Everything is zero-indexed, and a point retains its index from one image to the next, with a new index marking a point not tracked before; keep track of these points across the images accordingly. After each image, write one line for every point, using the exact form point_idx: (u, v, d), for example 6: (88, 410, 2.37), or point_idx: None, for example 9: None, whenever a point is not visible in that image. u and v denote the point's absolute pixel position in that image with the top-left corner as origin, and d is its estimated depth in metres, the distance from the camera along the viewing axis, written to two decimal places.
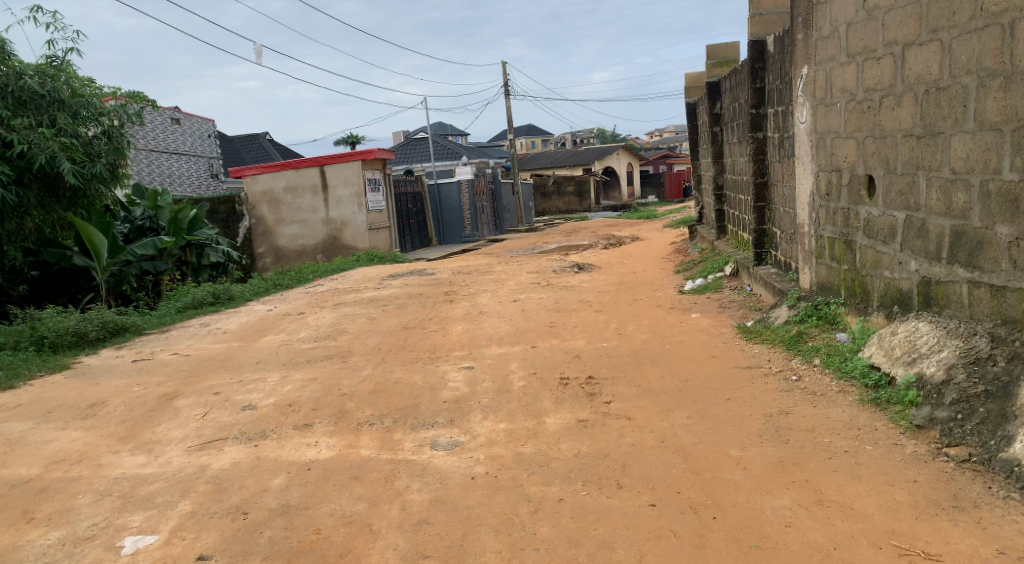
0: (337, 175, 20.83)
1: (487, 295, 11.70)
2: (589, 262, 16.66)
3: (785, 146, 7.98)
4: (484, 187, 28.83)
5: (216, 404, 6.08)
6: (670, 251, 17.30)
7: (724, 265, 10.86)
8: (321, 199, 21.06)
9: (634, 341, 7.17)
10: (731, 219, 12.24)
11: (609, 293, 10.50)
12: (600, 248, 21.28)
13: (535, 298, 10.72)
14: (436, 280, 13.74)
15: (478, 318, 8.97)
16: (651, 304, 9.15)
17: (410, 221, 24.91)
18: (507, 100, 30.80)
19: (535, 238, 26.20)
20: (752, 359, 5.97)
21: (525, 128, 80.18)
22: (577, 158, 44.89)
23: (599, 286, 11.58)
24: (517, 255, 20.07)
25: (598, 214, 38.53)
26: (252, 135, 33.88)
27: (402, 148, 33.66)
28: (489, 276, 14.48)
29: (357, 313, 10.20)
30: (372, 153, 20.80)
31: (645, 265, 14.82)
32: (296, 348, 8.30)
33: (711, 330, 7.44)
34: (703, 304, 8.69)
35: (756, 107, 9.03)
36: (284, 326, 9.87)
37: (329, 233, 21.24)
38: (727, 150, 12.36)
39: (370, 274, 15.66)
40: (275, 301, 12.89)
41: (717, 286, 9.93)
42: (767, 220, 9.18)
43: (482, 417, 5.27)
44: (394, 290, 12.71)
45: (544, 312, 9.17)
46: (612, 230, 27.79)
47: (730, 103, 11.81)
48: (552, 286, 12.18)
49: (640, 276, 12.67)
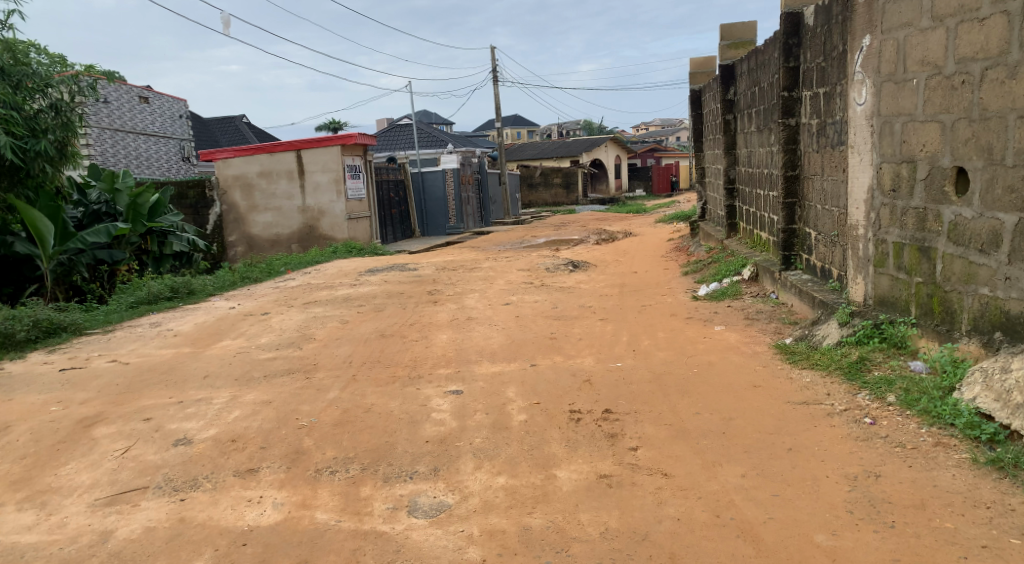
0: (315, 160, 19.60)
1: (475, 295, 10.54)
2: (583, 259, 15.58)
3: (828, 133, 6.89)
4: (470, 177, 27.70)
5: (143, 436, 4.85)
6: (669, 249, 16.24)
7: (741, 267, 9.75)
8: (298, 186, 19.81)
9: (653, 360, 6.04)
10: (745, 216, 11.18)
11: (614, 298, 9.37)
12: (592, 243, 20.23)
13: (532, 301, 9.58)
14: (420, 277, 12.56)
15: (468, 326, 7.83)
16: (664, 313, 8.03)
17: (391, 211, 23.71)
18: (496, 87, 29.63)
19: (523, 231, 25.10)
20: (806, 393, 4.85)
21: (511, 117, 78.88)
22: (565, 150, 43.82)
23: (600, 288, 10.47)
24: (504, 250, 18.96)
25: (586, 207, 37.50)
26: (229, 119, 32.48)
27: (386, 134, 32.37)
28: (476, 273, 13.33)
29: (330, 316, 9.02)
30: (353, 138, 19.59)
31: (644, 264, 13.75)
32: (255, 358, 7.11)
33: (741, 348, 6.33)
34: (724, 314, 7.59)
35: (788, 90, 7.94)
36: (245, 328, 8.65)
37: (306, 222, 20.01)
38: (742, 140, 11.27)
39: (347, 268, 14.45)
40: (240, 297, 11.66)
41: (736, 292, 8.83)
42: (798, 219, 8.09)
43: (474, 467, 4.11)
44: (374, 288, 11.54)
45: (542, 319, 8.03)
46: (602, 225, 26.75)
47: (749, 88, 10.71)
48: (547, 287, 11.05)
49: (642, 277, 11.57)
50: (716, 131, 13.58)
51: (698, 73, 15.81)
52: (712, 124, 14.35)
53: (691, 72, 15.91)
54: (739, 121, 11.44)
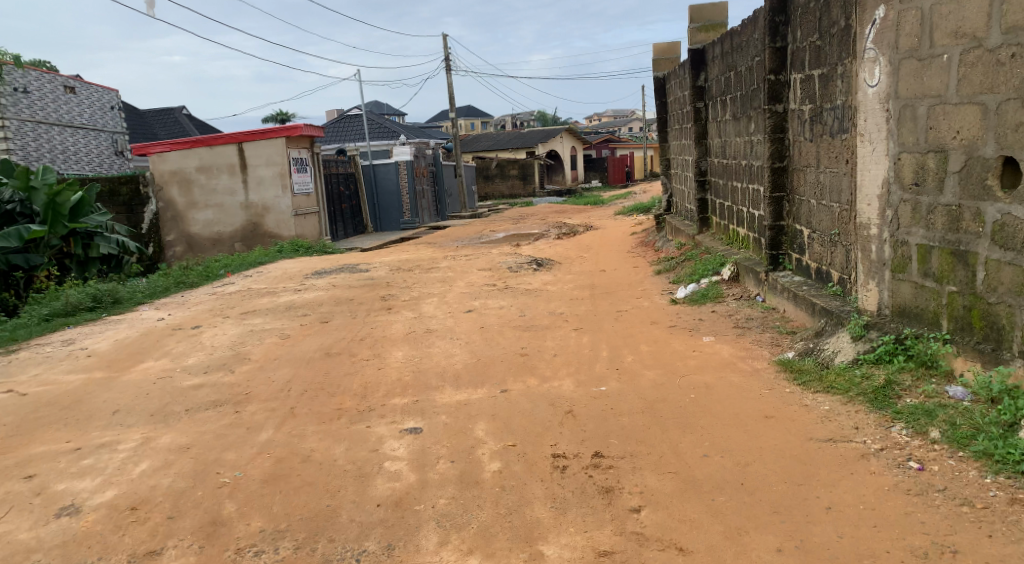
0: (258, 153, 18.46)
1: (433, 301, 9.66)
2: (545, 256, 14.77)
3: (826, 120, 6.15)
4: (423, 170, 26.68)
5: (19, 502, 3.93)
6: (635, 244, 15.53)
7: (720, 265, 9.04)
8: (240, 181, 18.65)
9: (641, 382, 5.26)
10: (720, 210, 10.48)
11: (585, 303, 8.57)
12: (552, 238, 19.42)
13: (496, 307, 8.74)
14: (371, 280, 11.63)
15: (426, 342, 6.97)
16: (642, 321, 7.26)
17: (342, 206, 22.61)
18: (448, 76, 28.62)
19: (480, 225, 24.21)
20: (828, 425, 4.09)
21: (464, 108, 77.78)
22: (521, 141, 42.95)
23: (568, 291, 9.68)
24: (462, 246, 18.08)
25: (543, 199, 36.73)
26: (168, 111, 30.95)
27: (334, 125, 31.13)
28: (433, 274, 12.44)
29: (270, 329, 8.08)
30: (298, 130, 18.41)
31: (611, 261, 13.03)
32: (179, 384, 6.16)
33: (737, 363, 5.58)
34: (710, 321, 6.84)
35: (774, 72, 7.19)
36: (171, 346, 7.66)
37: (249, 219, 18.87)
38: (715, 129, 10.57)
39: (291, 270, 13.44)
40: (171, 305, 10.60)
41: (717, 295, 8.08)
42: (787, 214, 7.36)
43: (437, 544, 3.34)
44: (322, 293, 10.58)
45: (509, 331, 7.20)
46: (562, 217, 25.96)
47: (724, 72, 10.01)
48: (511, 290, 10.22)
49: (611, 277, 10.82)
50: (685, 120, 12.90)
51: (661, 60, 15.09)
52: (679, 112, 13.68)
53: (654, 58, 15.18)
54: (711, 109, 10.73)
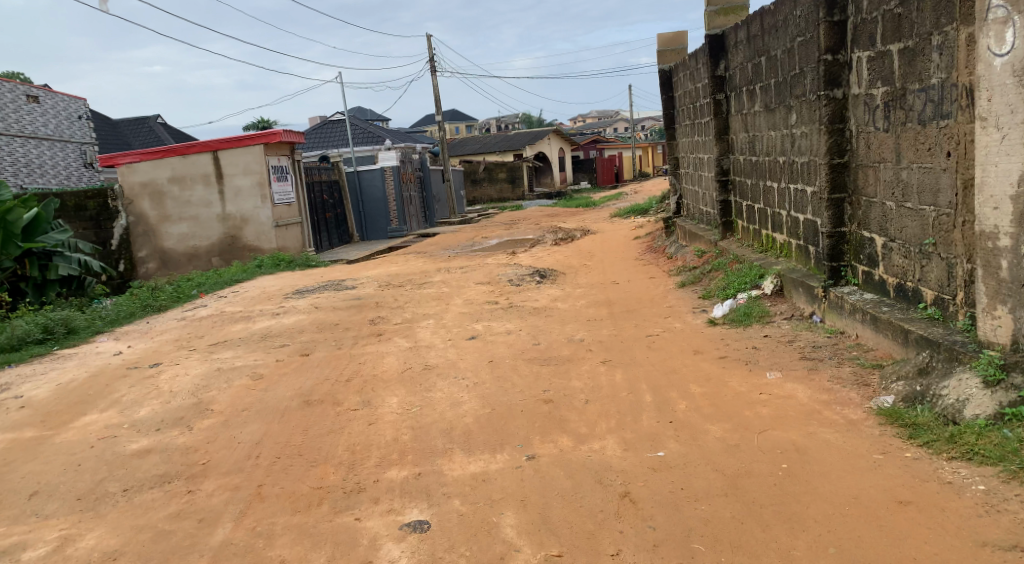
0: (234, 162, 17.27)
1: (429, 326, 8.50)
2: (547, 266, 13.60)
3: (912, 104, 5.05)
4: (410, 175, 25.53)
5: None
6: (642, 250, 14.43)
7: (760, 277, 7.93)
8: (216, 191, 17.42)
9: (707, 443, 4.11)
10: (750, 213, 9.39)
11: (608, 327, 7.41)
12: (550, 244, 18.34)
13: (504, 334, 7.57)
14: (358, 300, 10.44)
15: (426, 382, 5.79)
16: (683, 351, 6.11)
17: (325, 215, 21.42)
18: (434, 77, 27.51)
19: (472, 231, 23.07)
20: (998, 519, 3.04)
21: (449, 111, 76.65)
22: (508, 143, 41.83)
23: (583, 310, 8.54)
24: (455, 256, 16.93)
25: (533, 202, 35.66)
26: (142, 119, 29.63)
27: (316, 131, 29.88)
28: (427, 290, 11.26)
29: (242, 366, 6.89)
30: (278, 136, 17.23)
31: (621, 271, 11.92)
32: (122, 445, 4.95)
33: (820, 409, 4.47)
34: (768, 352, 5.69)
35: (832, 52, 6.10)
36: (121, 389, 6.44)
37: (226, 232, 17.63)
38: (741, 124, 9.49)
39: (270, 290, 12.24)
40: (133, 335, 9.37)
41: (764, 316, 7.00)
42: (849, 219, 6.24)
43: None
44: (303, 317, 9.38)
45: (526, 366, 6.04)
46: (557, 221, 24.86)
47: (751, 59, 8.95)
48: (517, 310, 9.06)
49: (627, 291, 9.69)
50: (702, 115, 11.83)
51: (665, 51, 14.04)
52: (692, 108, 12.59)
53: (658, 49, 14.13)
54: (735, 101, 9.67)
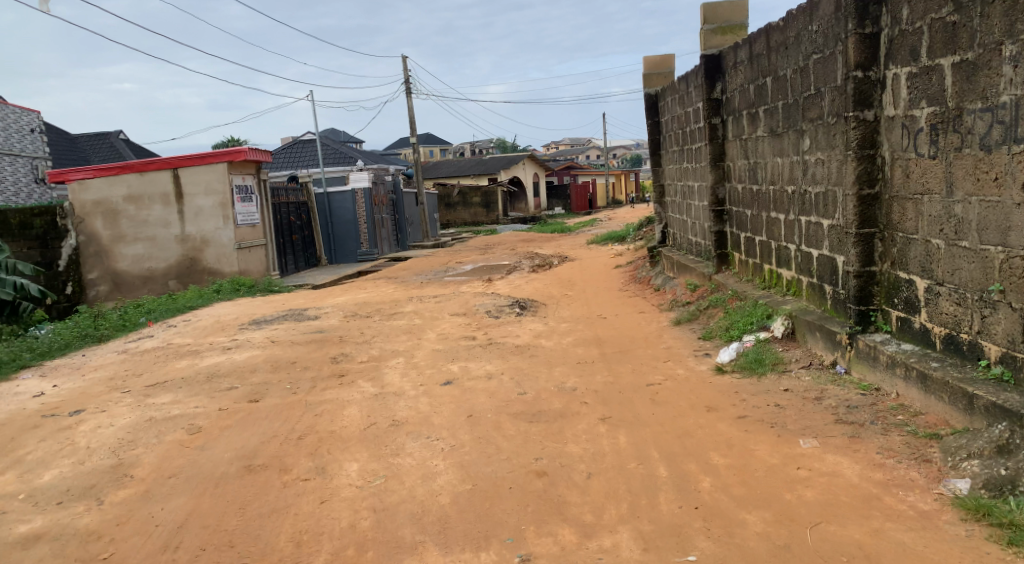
0: (195, 181, 16.29)
1: (398, 367, 7.60)
2: (526, 296, 12.75)
3: (973, 126, 4.34)
4: (383, 198, 24.64)
5: None
6: (627, 281, 13.65)
7: (768, 318, 7.14)
8: (175, 211, 16.39)
9: (748, 544, 3.34)
10: (751, 247, 8.65)
11: (602, 373, 6.57)
12: (527, 272, 17.50)
13: (484, 379, 6.70)
14: (321, 332, 9.51)
15: (393, 444, 4.92)
16: (693, 407, 5.29)
17: (291, 237, 20.42)
18: (408, 98, 26.70)
19: (446, 256, 22.18)
20: None
21: (423, 134, 75.94)
22: (483, 168, 41.10)
23: (571, 351, 7.69)
24: (427, 283, 16.01)
25: (508, 227, 34.85)
26: (103, 134, 28.44)
27: (284, 151, 28.87)
28: (397, 322, 10.36)
29: (179, 416, 5.91)
30: (242, 154, 16.29)
31: (607, 305, 11.12)
32: (8, 526, 3.99)
33: (878, 494, 3.66)
34: (796, 412, 4.87)
35: (863, 68, 5.36)
36: (31, 443, 5.46)
37: (185, 254, 16.57)
38: (741, 150, 8.79)
39: (225, 319, 11.24)
40: (64, 371, 8.35)
41: (779, 364, 6.23)
42: (880, 257, 5.47)
43: None
44: (258, 355, 8.44)
45: (511, 422, 5.17)
46: (533, 247, 24.04)
47: (754, 80, 8.25)
48: (497, 348, 8.18)
49: (617, 328, 8.87)
50: (693, 141, 11.14)
51: (653, 74, 13.37)
52: (681, 133, 11.91)
53: (645, 72, 13.44)
54: (734, 126, 8.96)
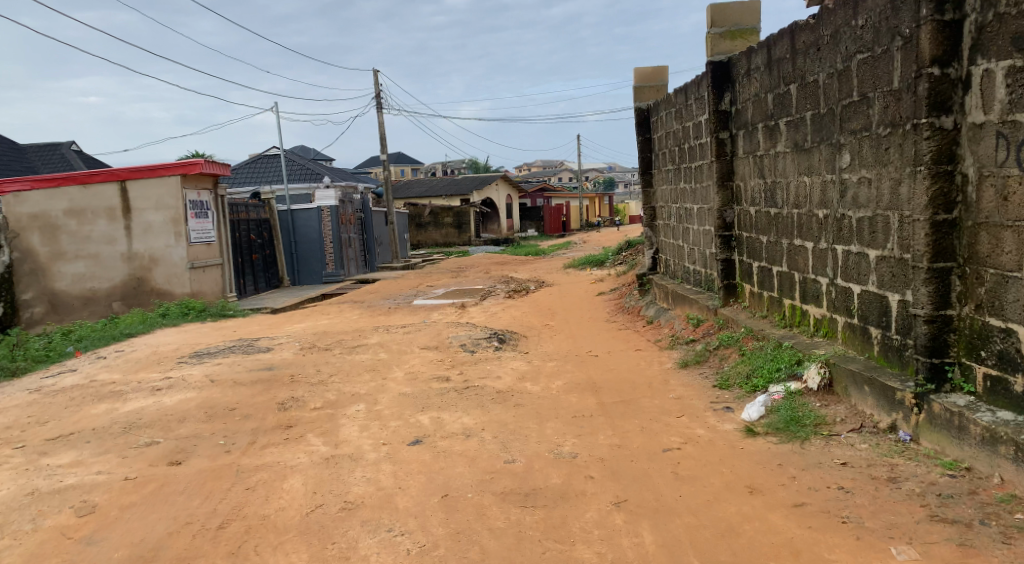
0: (145, 195, 14.96)
1: (357, 418, 6.43)
2: (504, 327, 11.61)
3: None
4: (351, 217, 23.45)
5: None
6: (615, 312, 12.61)
7: (799, 366, 6.07)
8: (121, 227, 15.03)
9: None
10: (768, 281, 7.67)
11: (605, 433, 5.46)
12: (504, 297, 16.36)
13: (461, 436, 5.55)
14: (271, 369, 8.31)
15: (343, 540, 3.84)
16: (730, 486, 4.20)
17: (251, 257, 19.11)
18: (379, 113, 25.61)
19: (417, 279, 20.97)
20: None
21: (395, 153, 74.70)
22: (456, 188, 40.01)
23: (563, 400, 6.58)
24: (396, 310, 14.81)
25: (481, 249, 33.70)
26: (54, 145, 26.95)
27: (247, 166, 27.53)
28: (360, 356, 9.17)
29: (70, 489, 4.77)
30: (198, 167, 15.06)
31: (595, 340, 10.04)
32: None
33: None
34: (872, 501, 3.77)
35: (942, 64, 4.30)
36: None
37: (132, 273, 15.18)
38: (756, 168, 7.83)
39: (165, 350, 9.99)
40: None
41: (822, 424, 5.16)
42: (958, 301, 4.38)
43: None
44: (192, 398, 7.20)
45: (499, 508, 4.07)
46: (508, 270, 22.93)
47: (773, 89, 7.26)
48: (475, 393, 7.04)
49: (612, 370, 7.79)
50: (692, 159, 10.16)
51: (643, 88, 12.41)
52: (677, 151, 10.94)
53: (634, 86, 12.49)
54: (748, 142, 8.01)
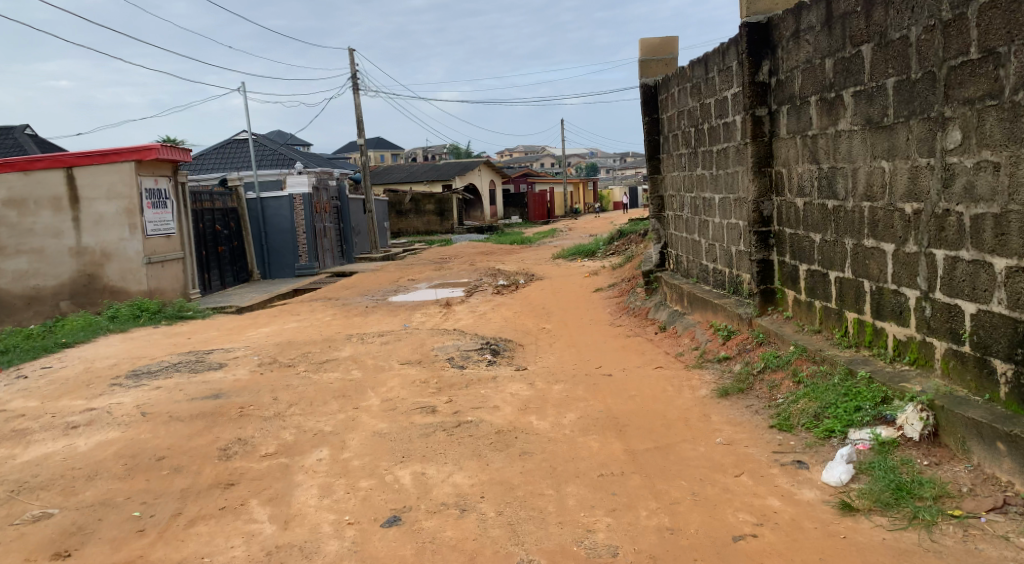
0: (95, 183, 13.38)
1: (316, 475, 4.98)
2: (497, 333, 10.17)
3: None
4: (326, 205, 21.88)
5: None
6: (619, 314, 11.21)
7: (887, 405, 4.72)
8: (69, 218, 13.43)
9: None
10: (821, 288, 6.33)
11: (648, 505, 4.10)
12: (492, 293, 14.91)
13: (453, 511, 4.17)
14: (219, 396, 6.81)
15: None
16: None
17: (216, 249, 17.52)
18: (355, 95, 24.00)
19: (397, 272, 19.46)
20: None
21: (374, 138, 72.83)
22: (437, 174, 38.42)
23: (580, 446, 5.18)
24: (373, 310, 13.32)
25: (465, 237, 32.19)
26: (8, 128, 25.10)
27: (215, 151, 25.80)
28: (328, 376, 7.69)
29: None
30: (154, 151, 13.48)
31: (604, 351, 8.64)
32: None
33: None
34: None
35: None
36: None
37: (81, 270, 13.56)
38: (806, 150, 6.48)
39: (100, 367, 8.45)
40: None
41: (945, 497, 3.82)
42: None
43: None
44: (112, 439, 5.67)
45: None
46: (494, 262, 21.45)
47: (834, 51, 5.91)
48: (469, 433, 5.60)
49: (634, 397, 6.37)
50: (714, 142, 8.79)
51: (649, 61, 10.95)
52: (693, 133, 9.57)
53: (639, 60, 11.04)
54: (794, 120, 6.67)
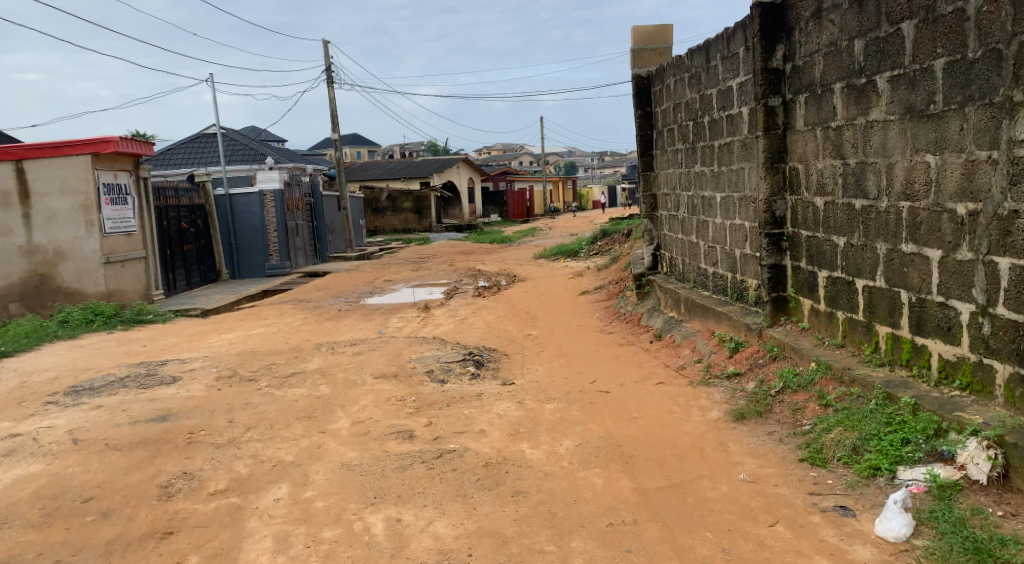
0: (47, 177, 12.39)
1: (271, 520, 4.22)
2: (479, 340, 9.43)
3: None
4: (299, 202, 21.00)
5: None
6: (610, 319, 10.50)
7: (943, 439, 4.04)
8: (18, 214, 12.38)
9: None
10: (845, 297, 5.65)
11: None
12: (473, 296, 14.13)
13: None
14: (167, 418, 6.00)
15: None
16: None
17: (182, 247, 16.62)
18: (330, 89, 23.14)
19: (372, 272, 18.63)
20: None
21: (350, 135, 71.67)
22: (415, 171, 37.54)
23: (581, 483, 4.46)
24: (346, 314, 12.52)
25: (443, 236, 31.36)
26: None
27: (183, 146, 24.80)
28: (293, 392, 6.90)
29: None
30: (112, 145, 12.62)
31: (597, 362, 7.92)
32: None
33: None
34: None
35: None
36: None
37: (32, 270, 12.46)
38: (829, 143, 5.80)
39: (39, 380, 7.60)
40: None
41: None
42: None
43: None
44: (34, 475, 4.86)
45: None
46: (473, 261, 20.68)
47: (865, 30, 5.23)
48: (453, 465, 4.86)
49: (638, 419, 5.65)
50: (715, 136, 8.10)
51: (642, 51, 10.26)
52: (691, 127, 8.88)
53: (630, 49, 10.34)
54: (814, 109, 5.98)
